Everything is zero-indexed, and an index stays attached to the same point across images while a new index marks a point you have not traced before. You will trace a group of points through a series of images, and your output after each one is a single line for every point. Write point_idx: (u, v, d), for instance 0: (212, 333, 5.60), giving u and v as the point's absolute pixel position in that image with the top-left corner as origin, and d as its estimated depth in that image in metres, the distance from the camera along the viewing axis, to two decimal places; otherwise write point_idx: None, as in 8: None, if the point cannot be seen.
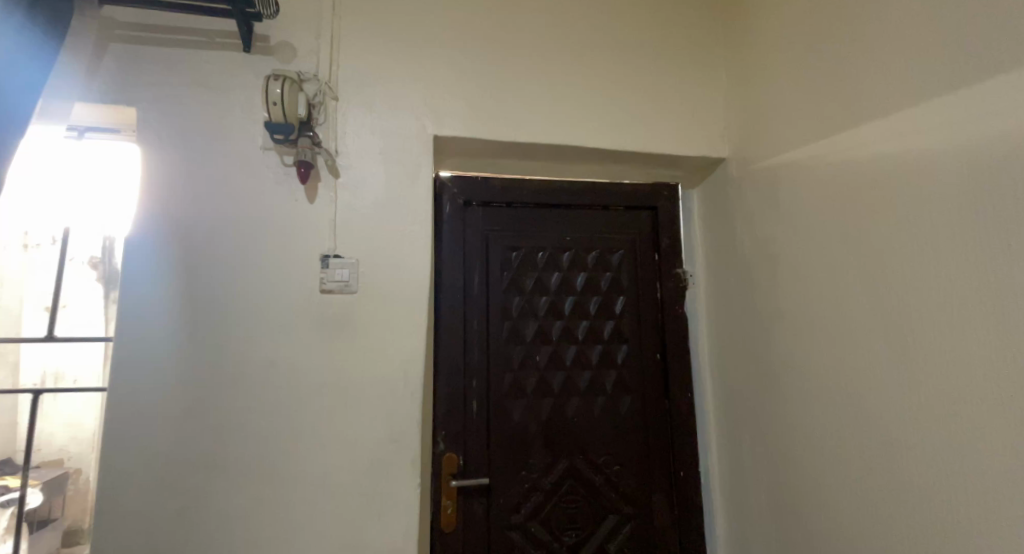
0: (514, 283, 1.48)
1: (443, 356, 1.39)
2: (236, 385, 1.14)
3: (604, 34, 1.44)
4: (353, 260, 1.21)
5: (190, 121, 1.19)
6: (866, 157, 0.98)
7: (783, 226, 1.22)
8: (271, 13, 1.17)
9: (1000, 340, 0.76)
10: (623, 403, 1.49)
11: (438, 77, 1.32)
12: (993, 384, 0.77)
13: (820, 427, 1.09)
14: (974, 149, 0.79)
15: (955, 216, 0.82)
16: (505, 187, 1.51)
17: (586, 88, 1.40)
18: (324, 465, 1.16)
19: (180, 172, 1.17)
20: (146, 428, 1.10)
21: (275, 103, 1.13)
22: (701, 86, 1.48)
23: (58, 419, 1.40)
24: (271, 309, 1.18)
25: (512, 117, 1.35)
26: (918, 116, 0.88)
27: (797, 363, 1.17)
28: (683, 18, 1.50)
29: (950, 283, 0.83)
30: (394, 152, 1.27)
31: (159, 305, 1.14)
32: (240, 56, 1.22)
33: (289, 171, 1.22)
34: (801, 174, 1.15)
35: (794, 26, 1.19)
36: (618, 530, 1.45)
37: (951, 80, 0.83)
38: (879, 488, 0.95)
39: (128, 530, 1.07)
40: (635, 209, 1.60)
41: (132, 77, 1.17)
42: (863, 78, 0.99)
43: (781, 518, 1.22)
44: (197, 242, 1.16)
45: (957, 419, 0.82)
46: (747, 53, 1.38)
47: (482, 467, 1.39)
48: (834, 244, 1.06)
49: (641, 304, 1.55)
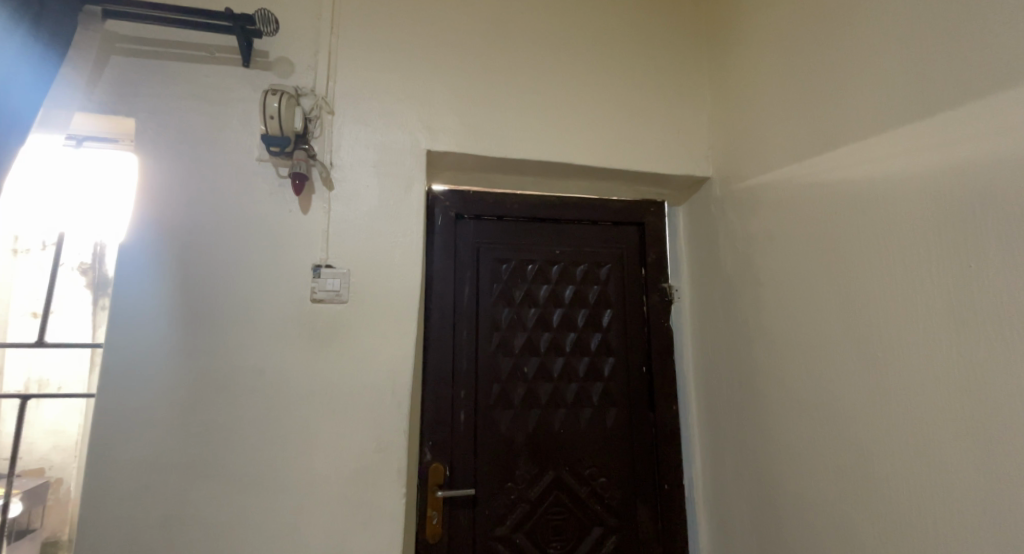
0: (503, 295, 1.51)
1: (432, 365, 1.41)
2: (225, 392, 1.15)
3: (595, 55, 1.49)
4: (344, 270, 1.23)
5: (188, 132, 1.21)
6: (842, 180, 1.03)
7: (764, 244, 1.25)
8: (271, 30, 1.20)
9: (963, 354, 0.81)
10: (610, 415, 1.52)
11: (433, 93, 1.36)
12: (957, 396, 0.81)
13: (800, 440, 1.11)
14: (947, 169, 0.84)
15: (928, 233, 0.86)
16: (496, 201, 1.54)
17: (577, 105, 1.45)
18: (311, 473, 1.16)
19: (177, 181, 1.19)
20: (134, 434, 1.11)
21: (272, 117, 1.16)
22: (688, 106, 1.53)
23: (40, 426, 1.40)
24: (262, 316, 1.19)
25: (506, 133, 1.39)
26: (895, 136, 0.92)
27: (777, 376, 1.20)
28: (672, 40, 1.56)
29: (918, 301, 0.88)
30: (386, 165, 1.31)
31: (151, 311, 1.15)
32: (239, 70, 1.25)
33: (284, 183, 1.25)
34: (782, 192, 1.19)
35: (774, 52, 1.25)
36: (603, 542, 1.46)
37: (915, 111, 0.89)
38: (854, 498, 0.98)
39: (112, 536, 1.07)
40: (623, 224, 1.64)
41: (132, 89, 1.20)
42: (842, 102, 1.04)
43: (762, 529, 1.24)
44: (192, 251, 1.18)
45: (932, 428, 0.85)
46: (731, 77, 1.44)
47: (469, 478, 1.40)
48: (811, 262, 1.10)
49: (629, 318, 1.59)
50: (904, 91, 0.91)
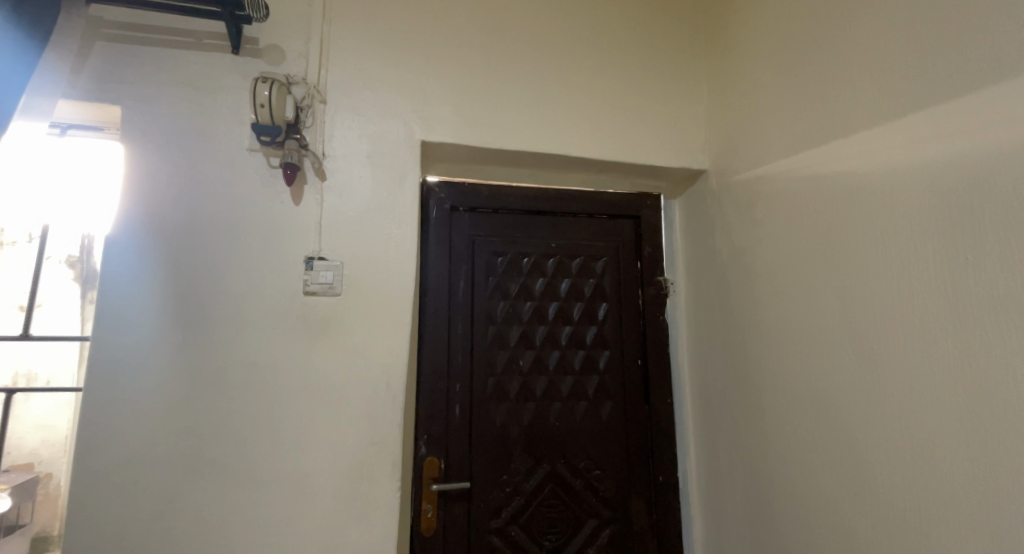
0: (498, 289, 1.50)
1: (426, 359, 1.40)
2: (216, 386, 1.14)
3: (591, 43, 1.47)
4: (338, 263, 1.22)
5: (176, 122, 1.19)
6: (838, 173, 1.02)
7: (761, 238, 1.25)
8: (260, 17, 1.18)
9: (960, 348, 0.81)
10: (605, 407, 1.52)
11: (427, 83, 1.34)
12: (952, 390, 0.82)
13: (795, 434, 1.12)
14: (944, 163, 0.83)
15: (925, 227, 0.86)
16: (491, 193, 1.52)
17: (573, 95, 1.43)
18: (304, 469, 1.15)
19: (166, 173, 1.17)
20: (122, 429, 1.09)
21: (262, 105, 1.14)
22: (684, 97, 1.52)
23: (29, 420, 1.39)
24: (255, 311, 1.17)
25: (501, 124, 1.37)
26: (894, 128, 0.91)
27: (773, 370, 1.20)
28: (668, 29, 1.54)
29: (915, 296, 0.87)
30: (380, 157, 1.28)
31: (140, 304, 1.13)
32: (229, 57, 1.23)
33: (275, 173, 1.22)
34: (779, 186, 1.19)
35: (770, 42, 1.24)
36: (598, 535, 1.47)
37: (912, 102, 0.89)
38: (848, 491, 0.99)
39: (102, 534, 1.05)
40: (619, 217, 1.63)
41: (117, 77, 1.17)
42: (839, 94, 1.03)
43: (756, 522, 1.25)
44: (181, 246, 1.16)
45: (927, 423, 0.85)
46: (728, 67, 1.42)
47: (464, 472, 1.39)
48: (806, 255, 1.10)
49: (624, 311, 1.58)
50: (901, 83, 0.90)
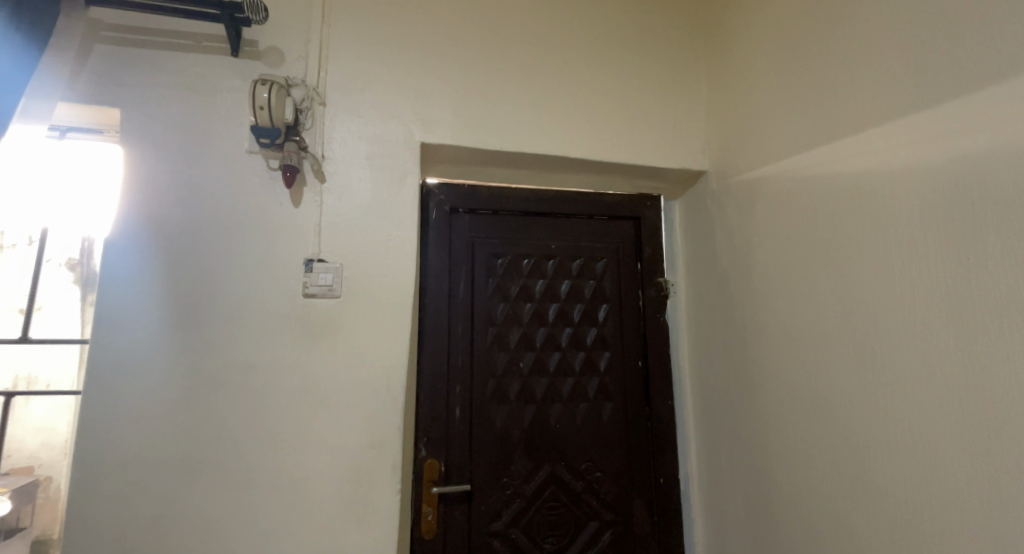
0: (498, 290, 1.49)
1: (426, 361, 1.40)
2: (215, 389, 1.13)
3: (591, 44, 1.47)
4: (337, 265, 1.22)
5: (175, 124, 1.18)
6: (838, 173, 1.02)
7: (761, 238, 1.25)
8: (260, 19, 1.17)
9: (961, 348, 0.80)
10: (606, 409, 1.51)
11: (427, 84, 1.34)
12: (953, 391, 0.81)
13: (797, 435, 1.11)
14: (944, 163, 0.83)
15: (926, 228, 0.86)
16: (491, 194, 1.52)
17: (572, 97, 1.43)
18: (304, 471, 1.15)
19: (165, 175, 1.17)
20: (121, 432, 1.08)
21: (262, 107, 1.13)
22: (684, 97, 1.52)
23: (28, 422, 1.39)
24: (255, 313, 1.17)
25: (500, 126, 1.37)
26: (894, 128, 0.91)
27: (774, 371, 1.19)
28: (668, 30, 1.54)
29: (915, 297, 0.87)
30: (380, 158, 1.28)
31: (139, 306, 1.13)
32: (228, 59, 1.22)
33: (275, 175, 1.22)
34: (779, 186, 1.19)
35: (770, 42, 1.24)
36: (599, 537, 1.46)
37: (911, 102, 0.89)
38: (849, 493, 0.98)
39: (101, 537, 1.05)
40: (619, 219, 1.63)
41: (117, 79, 1.16)
42: (839, 95, 1.03)
43: (757, 524, 1.25)
44: (180, 248, 1.15)
45: (928, 424, 0.84)
46: (727, 68, 1.42)
47: (464, 474, 1.39)
48: (806, 256, 1.10)
49: (625, 312, 1.58)
50: (901, 83, 0.90)
